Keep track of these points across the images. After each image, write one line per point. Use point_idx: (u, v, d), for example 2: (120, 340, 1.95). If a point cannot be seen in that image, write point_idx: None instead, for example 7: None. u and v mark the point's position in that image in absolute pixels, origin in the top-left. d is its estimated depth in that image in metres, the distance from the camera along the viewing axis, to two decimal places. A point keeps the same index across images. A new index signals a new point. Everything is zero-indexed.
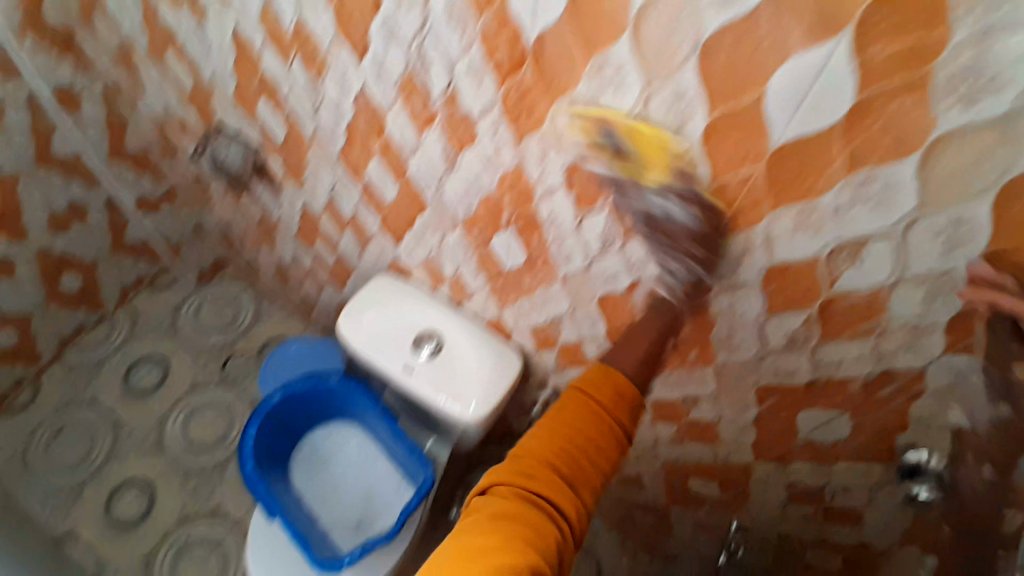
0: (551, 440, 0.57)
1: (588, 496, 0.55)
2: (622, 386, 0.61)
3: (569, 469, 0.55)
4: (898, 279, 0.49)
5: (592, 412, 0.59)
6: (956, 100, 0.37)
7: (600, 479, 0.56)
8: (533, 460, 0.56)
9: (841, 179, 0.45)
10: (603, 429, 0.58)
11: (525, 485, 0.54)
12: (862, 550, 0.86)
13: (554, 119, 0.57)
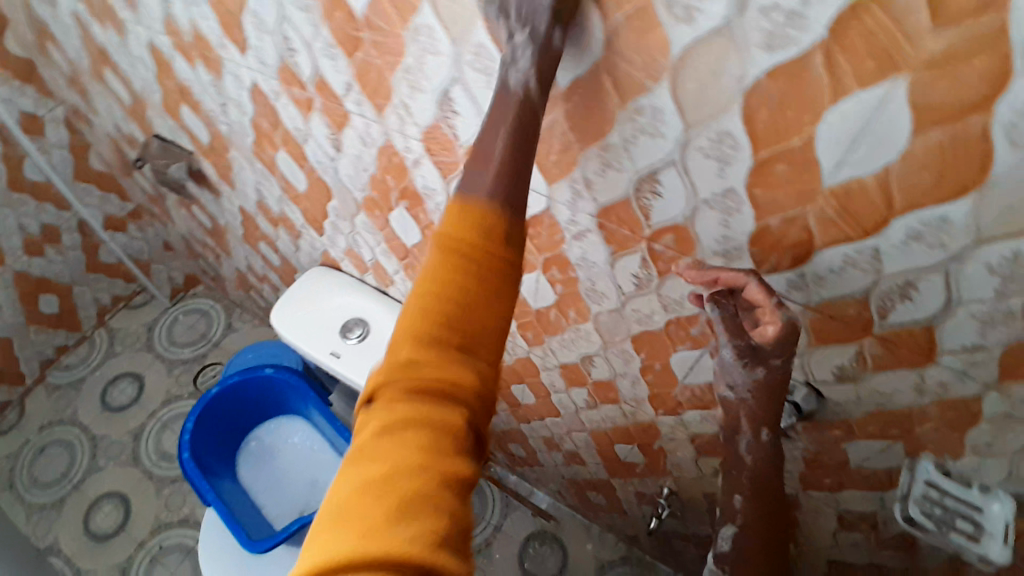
0: (421, 319, 0.43)
1: (488, 357, 0.45)
2: (487, 212, 0.43)
3: (459, 328, 0.43)
4: (696, 207, 0.53)
5: (473, 258, 0.42)
6: (677, 20, 0.41)
7: (501, 326, 0.44)
8: (410, 336, 0.43)
9: (620, 113, 0.49)
10: (482, 271, 0.42)
11: (414, 382, 0.43)
12: None
13: (398, 89, 0.63)
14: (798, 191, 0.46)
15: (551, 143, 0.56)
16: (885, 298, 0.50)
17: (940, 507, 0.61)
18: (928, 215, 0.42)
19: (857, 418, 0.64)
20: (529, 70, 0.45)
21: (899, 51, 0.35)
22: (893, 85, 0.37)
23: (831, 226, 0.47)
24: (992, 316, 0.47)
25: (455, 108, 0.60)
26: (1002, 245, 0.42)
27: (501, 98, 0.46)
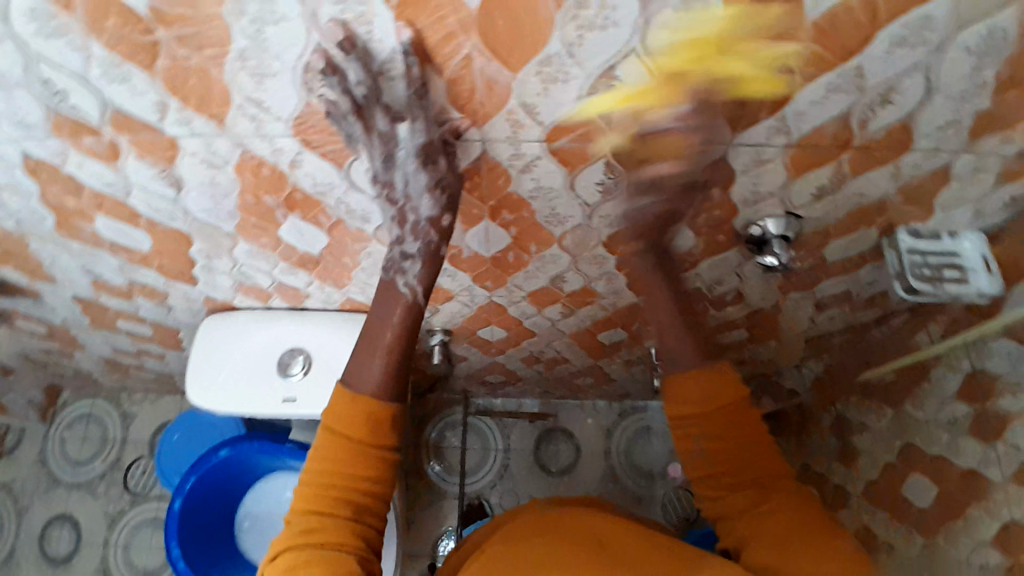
0: (315, 496, 0.56)
1: (374, 522, 0.58)
2: (378, 410, 0.58)
3: (350, 509, 0.56)
4: (662, 89, 0.46)
5: (362, 447, 0.57)
6: None
7: (383, 508, 0.59)
8: (314, 510, 0.56)
9: (558, 14, 0.39)
10: (369, 461, 0.57)
11: (311, 540, 0.55)
12: (755, 315, 0.94)
13: (240, 85, 0.46)
14: (774, 37, 0.41)
15: (475, 81, 0.45)
16: (865, 111, 0.48)
17: (928, 267, 0.67)
18: (913, 16, 0.39)
19: (834, 225, 0.66)
20: (419, 257, 0.60)
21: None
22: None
23: (811, 61, 0.43)
24: (966, 91, 0.47)
25: (339, 109, 0.49)
26: (986, 22, 0.40)
27: (381, 289, 0.61)
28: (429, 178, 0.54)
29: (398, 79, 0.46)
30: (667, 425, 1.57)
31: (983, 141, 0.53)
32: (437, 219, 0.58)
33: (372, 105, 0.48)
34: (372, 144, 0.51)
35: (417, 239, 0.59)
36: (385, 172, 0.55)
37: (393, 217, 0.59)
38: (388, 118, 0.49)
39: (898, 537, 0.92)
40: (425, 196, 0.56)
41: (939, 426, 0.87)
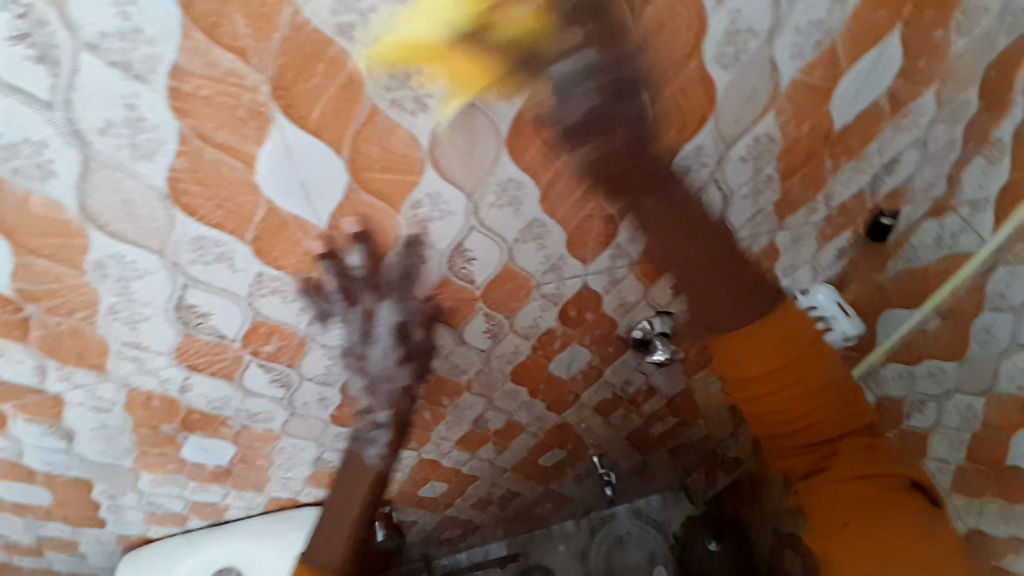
0: None
1: None
2: None
3: None
4: (510, 249, 0.53)
5: None
6: (413, 108, 0.39)
7: None
8: None
9: (399, 215, 0.46)
10: None
11: None
12: (673, 401, 0.99)
13: (115, 334, 0.47)
14: (582, 190, 0.49)
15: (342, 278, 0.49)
16: None
17: None
18: (687, 151, 0.47)
19: None
20: (388, 426, 0.59)
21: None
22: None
23: None
24: (754, 186, 0.54)
25: (324, 295, 0.50)
26: (743, 139, 0.49)
27: (349, 462, 0.62)
28: (404, 348, 0.56)
29: (389, 266, 0.50)
30: (638, 527, 1.53)
31: (789, 219, 0.61)
32: (410, 381, 0.58)
33: (358, 291, 0.50)
34: (350, 318, 0.52)
35: (389, 407, 0.58)
36: (363, 347, 0.55)
37: (364, 386, 0.58)
38: (367, 304, 0.51)
39: None
40: (402, 365, 0.56)
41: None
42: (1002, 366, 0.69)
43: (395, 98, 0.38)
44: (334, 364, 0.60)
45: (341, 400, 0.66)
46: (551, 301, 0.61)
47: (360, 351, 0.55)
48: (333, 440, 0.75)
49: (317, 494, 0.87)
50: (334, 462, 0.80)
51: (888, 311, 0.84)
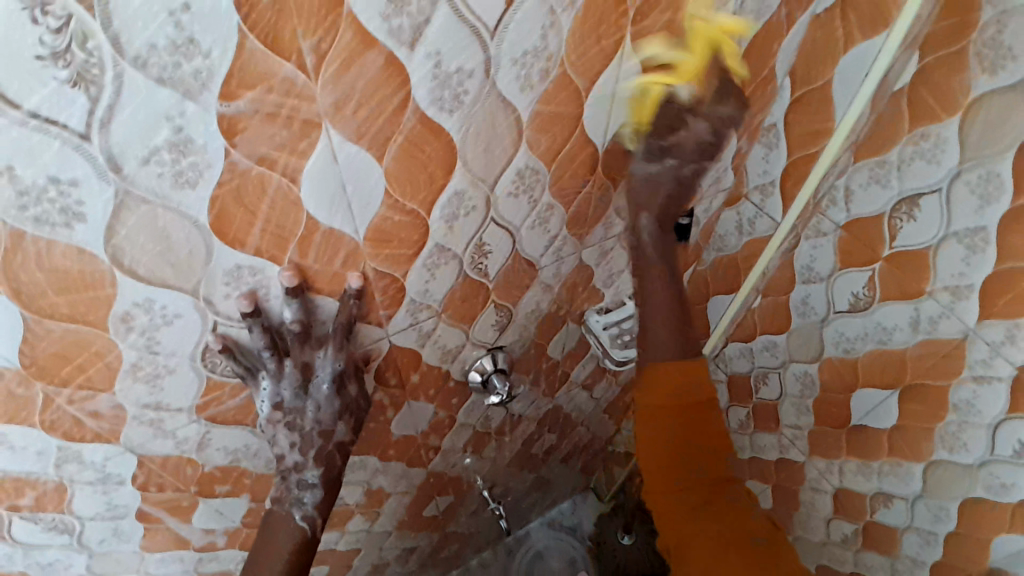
0: None
1: None
2: None
3: None
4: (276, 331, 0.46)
5: None
6: (65, 222, 0.31)
7: None
8: None
9: (109, 334, 0.38)
10: None
11: None
12: (545, 419, 0.96)
13: None
14: (342, 259, 0.43)
15: (73, 416, 0.42)
16: (475, 265, 0.53)
17: (624, 332, 0.74)
18: (446, 198, 0.44)
19: (536, 336, 0.70)
20: (320, 486, 0.55)
21: (302, 105, 0.33)
22: (324, 127, 0.35)
23: (392, 258, 0.46)
24: (539, 217, 0.53)
25: (252, 349, 0.46)
26: (506, 174, 0.46)
27: (271, 519, 0.54)
28: (339, 402, 0.54)
29: (323, 324, 0.48)
30: (553, 538, 1.48)
31: (589, 236, 0.61)
32: (334, 430, 0.55)
33: (293, 347, 0.47)
34: (285, 375, 0.49)
35: (319, 464, 0.55)
36: (296, 402, 0.51)
37: (291, 445, 0.53)
38: (302, 356, 0.49)
39: None
40: (336, 420, 0.55)
41: (740, 435, 0.97)
42: (825, 333, 0.73)
43: (40, 216, 0.30)
44: (114, 493, 0.52)
45: (146, 526, 0.58)
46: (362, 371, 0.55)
47: (293, 410, 0.51)
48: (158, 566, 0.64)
49: None
50: None
51: (713, 298, 0.87)
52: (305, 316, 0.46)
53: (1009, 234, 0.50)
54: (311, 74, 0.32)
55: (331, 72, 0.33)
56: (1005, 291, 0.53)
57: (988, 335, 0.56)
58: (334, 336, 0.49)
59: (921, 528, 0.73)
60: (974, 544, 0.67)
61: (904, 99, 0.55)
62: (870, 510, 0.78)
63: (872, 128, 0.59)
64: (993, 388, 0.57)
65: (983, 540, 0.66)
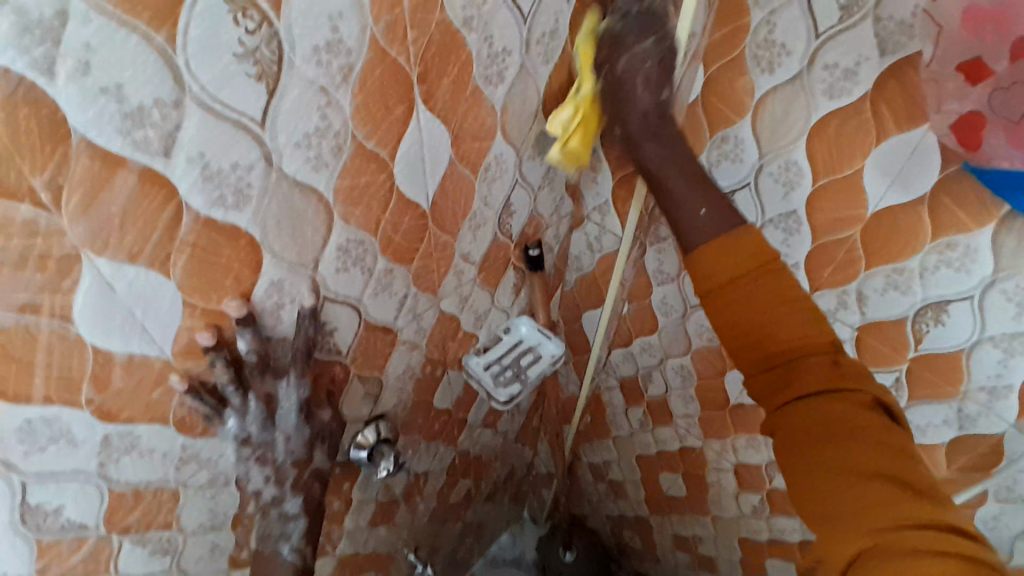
0: None
1: None
2: None
3: None
4: (106, 469, 0.41)
5: None
6: None
7: None
8: None
9: None
10: None
11: None
12: (454, 466, 0.94)
13: None
14: (152, 380, 0.39)
15: None
16: (321, 348, 0.50)
17: (506, 367, 0.71)
18: (262, 290, 0.41)
19: (415, 394, 0.68)
20: (302, 516, 0.56)
21: (54, 243, 0.30)
22: (85, 259, 0.31)
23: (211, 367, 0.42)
24: (379, 283, 0.51)
25: (79, 492, 0.40)
26: (327, 252, 0.44)
27: (259, 560, 0.56)
28: (309, 429, 0.52)
29: (282, 350, 0.46)
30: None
31: (442, 287, 0.60)
32: (309, 459, 0.54)
33: (254, 378, 0.45)
34: (250, 411, 0.46)
35: (299, 493, 0.55)
36: (264, 436, 0.49)
37: (266, 477, 0.52)
38: (265, 388, 0.46)
39: (692, 523, 1.03)
40: (308, 449, 0.53)
41: (642, 433, 0.98)
42: (688, 325, 0.77)
43: None
44: None
45: None
46: (220, 484, 0.50)
47: (262, 443, 0.49)
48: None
49: None
50: None
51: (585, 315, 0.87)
52: (261, 344, 0.43)
53: (819, 212, 0.57)
54: (56, 209, 0.29)
55: (78, 203, 0.30)
56: (827, 261, 0.59)
57: (823, 304, 0.62)
58: (267, 394, 0.47)
59: None
60: None
61: (702, 113, 0.59)
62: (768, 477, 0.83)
63: (679, 141, 0.62)
64: (841, 349, 0.63)
65: None
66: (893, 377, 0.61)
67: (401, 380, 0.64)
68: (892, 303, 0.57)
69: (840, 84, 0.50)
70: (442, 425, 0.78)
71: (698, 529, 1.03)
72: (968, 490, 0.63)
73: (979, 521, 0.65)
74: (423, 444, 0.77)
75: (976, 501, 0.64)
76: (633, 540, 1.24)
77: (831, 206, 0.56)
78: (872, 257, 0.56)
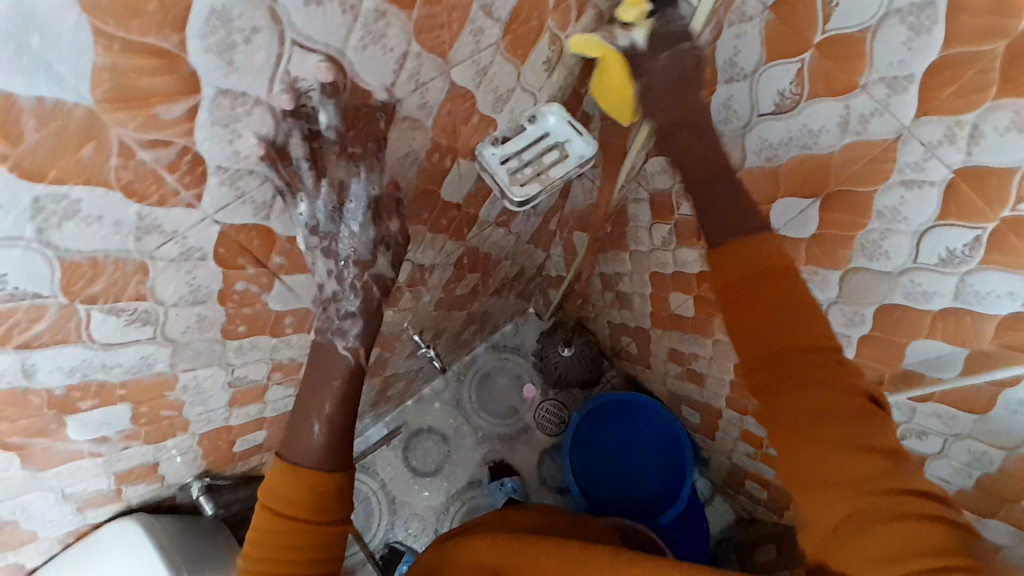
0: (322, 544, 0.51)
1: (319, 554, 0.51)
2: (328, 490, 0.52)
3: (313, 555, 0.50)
4: (43, 239, 0.35)
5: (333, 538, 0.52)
6: None
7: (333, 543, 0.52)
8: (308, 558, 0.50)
9: None
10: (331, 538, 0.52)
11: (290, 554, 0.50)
12: (463, 260, 0.90)
13: None
14: (74, 133, 0.31)
15: None
16: (296, 113, 0.40)
17: (526, 166, 0.62)
18: (201, 19, 0.30)
19: (419, 182, 0.59)
20: (360, 315, 0.54)
21: None
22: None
23: (148, 123, 0.33)
24: (367, 30, 0.39)
25: (14, 261, 0.35)
26: None
27: (317, 350, 0.55)
28: (375, 232, 0.52)
29: (353, 135, 0.46)
30: (497, 359, 1.43)
31: (455, 51, 0.47)
32: (371, 262, 0.53)
33: (329, 157, 0.46)
34: (321, 195, 0.47)
35: (359, 294, 0.54)
36: (330, 227, 0.50)
37: (329, 271, 0.53)
38: (337, 174, 0.47)
39: (691, 342, 1.03)
40: (373, 251, 0.53)
41: (662, 251, 0.92)
42: (748, 140, 0.65)
43: None
44: None
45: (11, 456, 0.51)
46: (192, 258, 0.45)
47: (328, 234, 0.50)
48: (65, 479, 0.60)
49: (108, 511, 0.73)
50: (97, 495, 0.69)
51: None
52: (338, 121, 0.43)
53: (963, 9, 0.41)
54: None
55: None
56: (949, 79, 0.44)
57: (926, 134, 0.48)
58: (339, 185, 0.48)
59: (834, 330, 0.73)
60: (891, 344, 0.66)
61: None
62: None
63: None
64: (924, 191, 0.51)
65: (899, 343, 0.65)
66: (972, 235, 0.50)
67: (404, 167, 0.55)
68: (1011, 147, 0.43)
69: None
70: (450, 220, 0.72)
71: (696, 348, 1.02)
72: (1006, 367, 0.57)
73: (1003, 399, 0.60)
74: (428, 237, 0.71)
75: (1011, 379, 0.57)
76: (629, 347, 1.28)
77: (979, 6, 0.40)
78: (1006, 84, 0.41)
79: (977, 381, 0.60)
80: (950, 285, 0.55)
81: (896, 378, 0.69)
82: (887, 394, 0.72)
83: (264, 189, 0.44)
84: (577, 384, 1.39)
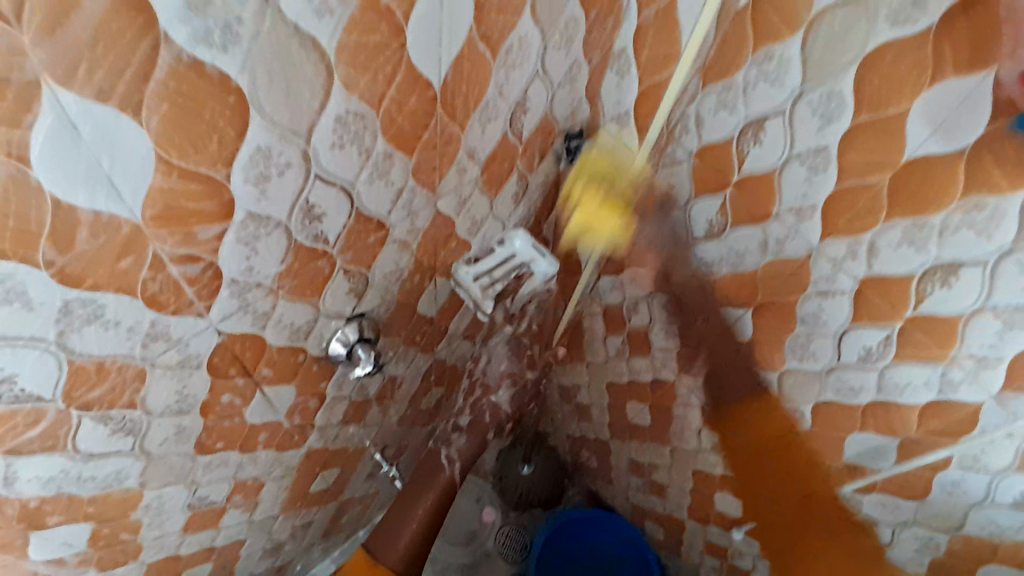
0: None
1: None
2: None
3: None
4: (62, 341, 0.37)
5: None
6: None
7: None
8: None
9: None
10: None
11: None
12: (431, 371, 0.93)
13: None
14: (119, 245, 0.35)
15: None
16: (306, 234, 0.45)
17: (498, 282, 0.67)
18: (248, 156, 0.36)
19: (400, 297, 0.65)
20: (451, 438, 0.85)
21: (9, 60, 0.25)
22: (46, 88, 0.27)
23: (184, 238, 0.37)
24: (376, 168, 0.46)
25: (29, 364, 0.36)
26: (323, 121, 0.39)
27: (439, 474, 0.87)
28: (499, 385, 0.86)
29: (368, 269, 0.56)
30: None
31: (442, 185, 0.55)
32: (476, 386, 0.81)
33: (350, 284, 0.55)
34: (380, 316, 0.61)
35: None
36: None
37: None
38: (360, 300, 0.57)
39: (651, 452, 1.06)
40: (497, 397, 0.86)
41: (617, 361, 0.99)
42: (686, 260, 0.74)
43: None
44: None
45: None
46: (188, 366, 0.47)
47: None
48: None
49: None
50: None
51: None
52: (342, 245, 0.50)
53: (848, 153, 0.53)
54: (16, 22, 0.24)
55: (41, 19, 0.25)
56: (847, 206, 0.55)
57: (832, 252, 0.59)
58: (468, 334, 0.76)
59: (780, 430, 0.79)
60: (831, 441, 0.73)
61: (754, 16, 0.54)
62: (735, 417, 0.84)
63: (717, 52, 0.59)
64: (838, 300, 0.61)
65: (838, 439, 0.72)
66: (883, 334, 0.60)
67: (389, 282, 0.61)
68: (904, 258, 0.54)
69: (907, 11, 0.45)
70: (425, 329, 0.76)
71: (655, 457, 1.06)
72: (933, 451, 0.64)
73: (938, 481, 0.66)
74: (402, 348, 0.74)
75: (940, 463, 0.64)
76: (590, 460, 1.30)
77: (863, 148, 0.52)
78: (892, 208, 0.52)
79: (911, 467, 0.67)
80: (873, 380, 0.64)
81: (841, 472, 0.75)
82: (834, 489, 0.77)
83: (265, 299, 0.47)
84: (538, 503, 1.37)
